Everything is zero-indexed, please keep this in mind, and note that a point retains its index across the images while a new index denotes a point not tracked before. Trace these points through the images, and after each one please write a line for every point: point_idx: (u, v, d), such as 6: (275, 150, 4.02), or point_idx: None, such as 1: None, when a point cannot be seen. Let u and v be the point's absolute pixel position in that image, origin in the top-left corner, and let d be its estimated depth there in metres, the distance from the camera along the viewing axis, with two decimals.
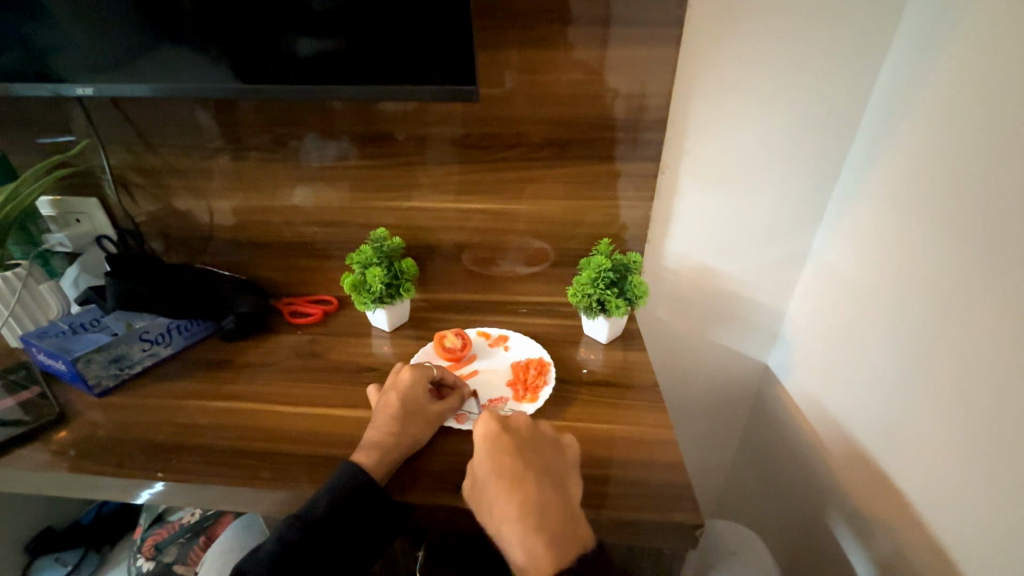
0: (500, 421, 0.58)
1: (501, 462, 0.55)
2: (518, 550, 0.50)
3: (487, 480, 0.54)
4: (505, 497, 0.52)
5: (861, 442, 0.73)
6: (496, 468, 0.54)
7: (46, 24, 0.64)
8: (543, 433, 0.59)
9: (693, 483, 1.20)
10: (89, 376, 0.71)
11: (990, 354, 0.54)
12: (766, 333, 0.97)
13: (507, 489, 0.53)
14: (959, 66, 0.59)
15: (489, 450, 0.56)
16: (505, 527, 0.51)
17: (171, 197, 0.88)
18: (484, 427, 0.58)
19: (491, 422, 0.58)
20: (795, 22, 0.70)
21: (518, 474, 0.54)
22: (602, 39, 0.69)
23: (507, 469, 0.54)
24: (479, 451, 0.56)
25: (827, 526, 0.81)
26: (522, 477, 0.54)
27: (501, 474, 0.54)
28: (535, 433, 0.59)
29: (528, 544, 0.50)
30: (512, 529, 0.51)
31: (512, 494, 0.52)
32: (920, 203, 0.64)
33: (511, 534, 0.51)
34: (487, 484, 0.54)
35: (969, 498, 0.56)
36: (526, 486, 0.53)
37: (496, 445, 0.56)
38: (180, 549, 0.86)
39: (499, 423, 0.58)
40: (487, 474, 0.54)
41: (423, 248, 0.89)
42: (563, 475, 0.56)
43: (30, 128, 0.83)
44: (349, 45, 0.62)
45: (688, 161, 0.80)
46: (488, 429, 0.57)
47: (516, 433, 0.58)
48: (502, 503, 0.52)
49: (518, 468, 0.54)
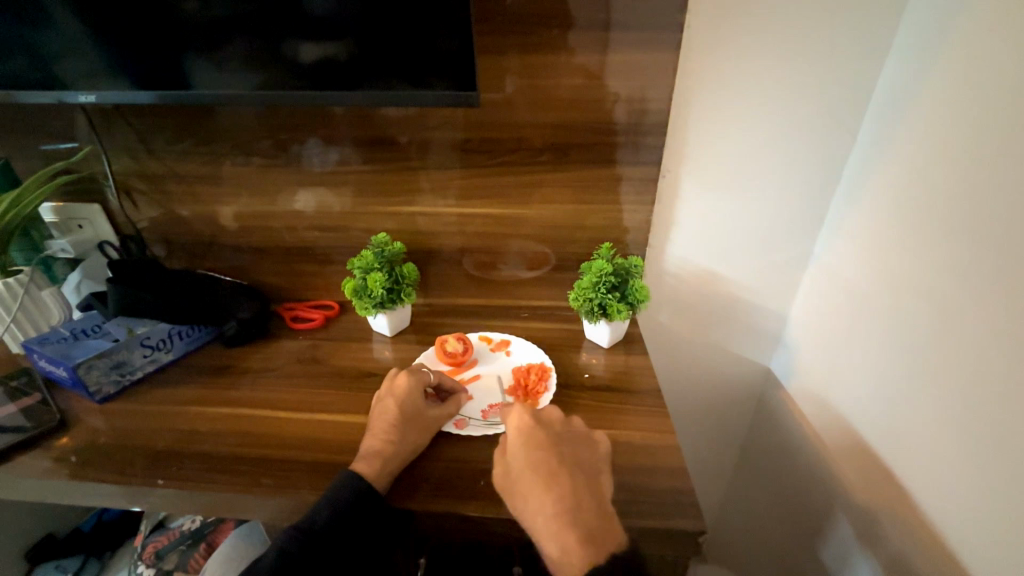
0: (533, 416, 0.59)
1: (536, 455, 0.55)
2: (552, 543, 0.50)
3: (521, 472, 0.54)
4: (541, 490, 0.52)
5: (866, 445, 0.72)
6: (531, 461, 0.55)
7: (49, 31, 0.64)
8: (573, 430, 0.60)
9: (697, 491, 1.19)
10: (90, 382, 0.71)
11: (989, 347, 0.54)
12: (770, 336, 0.96)
13: (543, 482, 0.53)
14: (963, 67, 0.59)
15: (524, 444, 0.56)
16: (539, 519, 0.51)
17: (173, 203, 0.88)
18: (518, 422, 0.59)
19: (524, 416, 0.59)
20: (797, 23, 0.70)
21: (552, 469, 0.54)
22: (603, 42, 0.70)
23: (540, 462, 0.54)
24: (514, 443, 0.57)
25: (832, 534, 0.79)
26: (556, 472, 0.54)
27: (535, 465, 0.54)
28: (565, 430, 0.59)
29: (563, 537, 0.49)
30: (547, 522, 0.51)
31: (548, 488, 0.52)
32: (924, 205, 0.64)
33: (545, 527, 0.50)
34: (521, 476, 0.54)
35: (973, 505, 0.55)
36: (562, 481, 0.53)
37: (531, 438, 0.57)
38: (181, 556, 0.85)
39: (532, 418, 0.59)
40: (521, 466, 0.55)
41: (424, 252, 0.89)
42: (594, 471, 0.56)
43: (34, 134, 0.84)
44: (351, 49, 0.62)
45: (690, 163, 0.80)
46: (522, 424, 0.58)
47: (548, 429, 0.58)
48: (539, 495, 0.52)
49: (552, 463, 0.54)
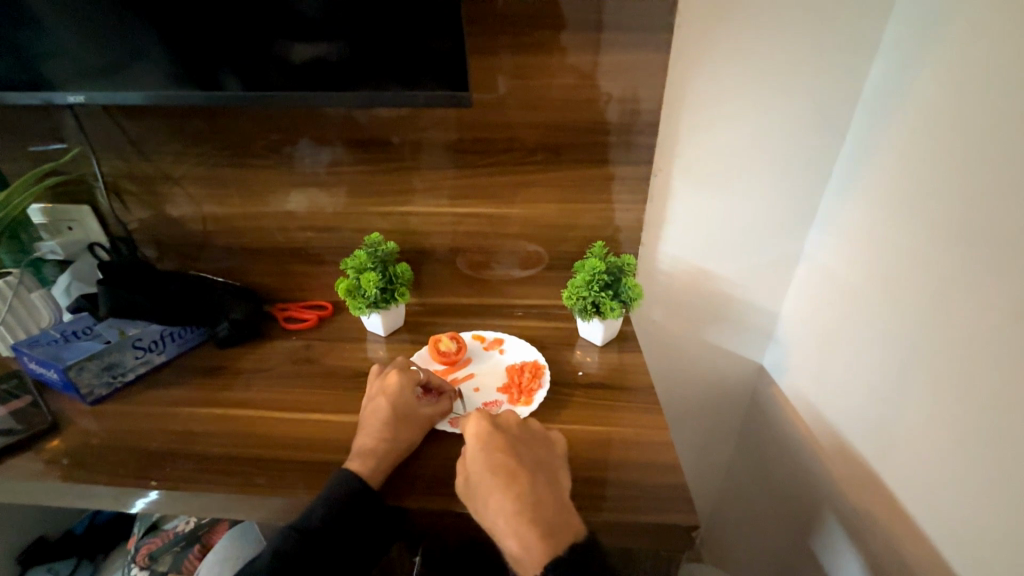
0: (491, 421, 0.58)
1: (495, 459, 0.55)
2: (512, 541, 0.50)
3: (481, 475, 0.54)
4: (502, 491, 0.52)
5: (858, 441, 0.73)
6: (491, 464, 0.54)
7: (36, 31, 0.63)
8: (532, 433, 0.60)
9: (691, 488, 1.20)
10: (81, 385, 0.71)
11: (982, 343, 0.54)
12: (762, 334, 0.97)
13: (502, 483, 0.53)
14: (954, 66, 0.59)
15: (483, 448, 0.56)
16: (500, 520, 0.51)
17: (164, 204, 0.88)
18: (476, 427, 0.58)
19: (482, 421, 0.58)
20: (784, 25, 0.71)
21: (511, 469, 0.54)
22: (595, 43, 0.70)
23: (500, 464, 0.54)
24: (473, 448, 0.56)
25: (823, 530, 0.80)
26: (516, 473, 0.54)
27: (495, 468, 0.54)
28: (525, 434, 0.59)
29: (523, 535, 0.49)
30: (507, 522, 0.51)
31: (509, 490, 0.52)
32: (918, 202, 0.64)
33: (506, 527, 0.51)
34: (482, 480, 0.54)
35: (968, 501, 0.55)
36: (521, 481, 0.53)
37: (490, 441, 0.56)
38: (175, 558, 0.85)
39: (490, 422, 0.58)
40: (481, 471, 0.54)
41: (418, 253, 0.89)
42: (554, 472, 0.56)
43: (22, 136, 0.83)
44: (343, 50, 0.62)
45: (680, 163, 0.81)
46: (481, 428, 0.58)
47: (508, 433, 0.58)
48: (498, 497, 0.52)
49: (511, 463, 0.54)
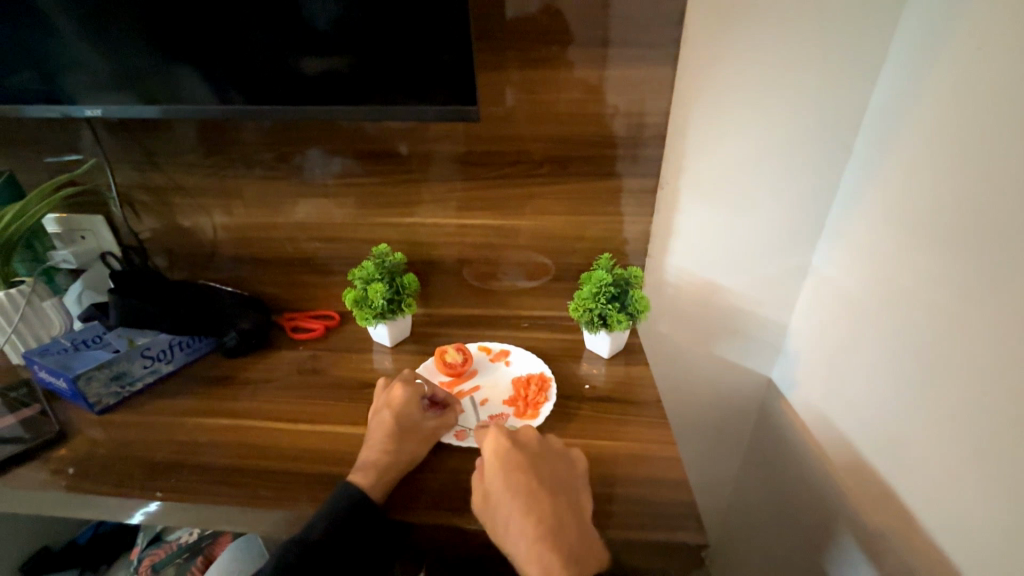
0: (509, 438, 0.58)
1: (515, 479, 0.54)
2: (532, 566, 0.50)
3: (501, 496, 0.54)
4: (522, 513, 0.52)
5: (868, 455, 0.72)
6: (510, 484, 0.54)
7: (55, 46, 0.65)
8: (549, 448, 0.59)
9: (698, 503, 1.18)
10: (90, 394, 0.71)
11: (988, 359, 0.54)
12: (769, 346, 0.96)
13: (523, 505, 0.53)
14: (958, 80, 0.60)
15: (502, 468, 0.55)
16: (520, 543, 0.51)
17: (175, 214, 0.89)
18: (495, 445, 0.57)
19: (501, 439, 0.57)
20: (791, 39, 0.71)
21: (531, 490, 0.54)
22: (603, 56, 0.71)
23: (520, 484, 0.54)
24: (492, 466, 0.56)
25: (835, 548, 0.78)
26: (535, 496, 0.53)
27: (515, 489, 0.53)
28: (542, 449, 0.59)
29: (545, 560, 0.49)
30: (528, 546, 0.50)
31: (529, 513, 0.52)
32: (922, 214, 0.64)
33: (526, 550, 0.50)
34: (501, 501, 0.53)
35: (977, 517, 0.55)
36: (541, 503, 0.53)
37: (510, 461, 0.56)
38: (178, 570, 0.84)
39: (508, 441, 0.58)
40: (501, 492, 0.54)
41: (425, 263, 0.90)
42: (574, 490, 0.56)
43: (39, 147, 0.85)
44: (353, 64, 0.63)
45: (688, 175, 0.81)
46: (499, 446, 0.57)
47: (526, 450, 0.58)
48: (518, 519, 0.52)
49: (531, 484, 0.54)
